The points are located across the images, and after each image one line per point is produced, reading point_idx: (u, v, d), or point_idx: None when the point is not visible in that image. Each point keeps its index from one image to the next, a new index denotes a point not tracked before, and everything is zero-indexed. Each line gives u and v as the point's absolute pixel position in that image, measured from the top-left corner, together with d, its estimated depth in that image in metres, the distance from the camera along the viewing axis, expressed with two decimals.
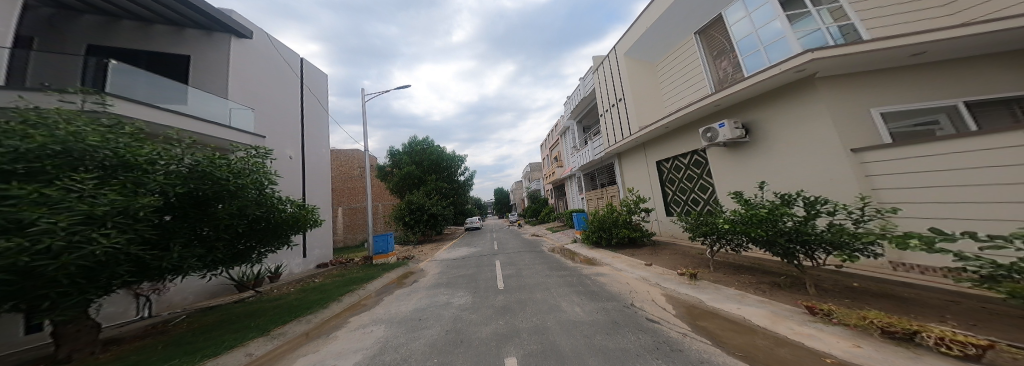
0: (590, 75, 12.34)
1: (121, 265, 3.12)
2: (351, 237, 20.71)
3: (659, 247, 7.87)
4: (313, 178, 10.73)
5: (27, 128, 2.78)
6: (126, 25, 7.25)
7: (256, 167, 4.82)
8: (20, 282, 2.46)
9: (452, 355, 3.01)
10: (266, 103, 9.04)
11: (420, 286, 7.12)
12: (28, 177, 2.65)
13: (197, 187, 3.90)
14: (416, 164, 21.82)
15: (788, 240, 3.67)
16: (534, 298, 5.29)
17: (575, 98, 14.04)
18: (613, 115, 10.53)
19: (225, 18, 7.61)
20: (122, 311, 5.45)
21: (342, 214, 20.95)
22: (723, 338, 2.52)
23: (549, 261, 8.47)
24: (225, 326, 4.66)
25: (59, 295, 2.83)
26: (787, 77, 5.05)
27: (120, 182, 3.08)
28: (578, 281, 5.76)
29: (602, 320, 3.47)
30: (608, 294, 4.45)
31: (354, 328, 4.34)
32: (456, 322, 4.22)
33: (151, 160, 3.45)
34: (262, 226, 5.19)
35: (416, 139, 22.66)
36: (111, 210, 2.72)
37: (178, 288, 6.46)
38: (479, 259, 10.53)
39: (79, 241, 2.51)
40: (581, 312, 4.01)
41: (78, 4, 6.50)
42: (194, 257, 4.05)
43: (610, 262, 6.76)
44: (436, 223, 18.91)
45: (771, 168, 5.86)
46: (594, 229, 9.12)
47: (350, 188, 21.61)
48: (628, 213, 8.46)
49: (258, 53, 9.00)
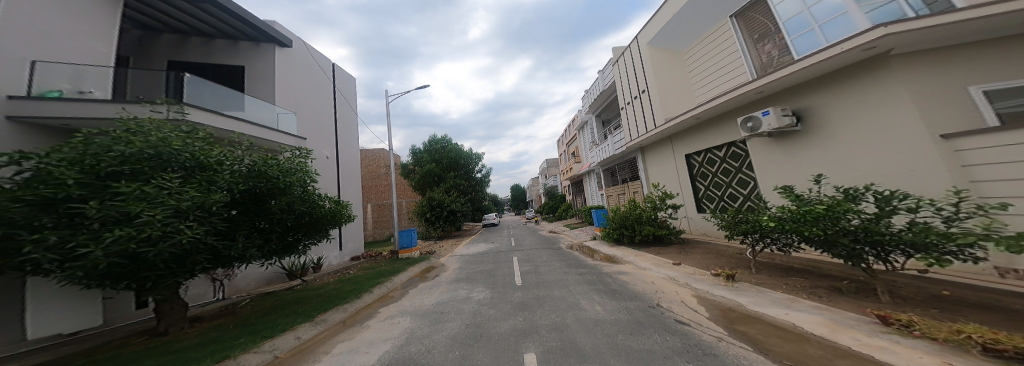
0: (609, 67, 11.92)
1: (199, 254, 3.46)
2: (379, 232, 21.64)
3: (687, 245, 7.52)
4: (346, 176, 11.27)
5: (129, 135, 3.30)
6: (195, 41, 8.01)
7: (300, 167, 5.08)
8: (131, 265, 2.96)
9: (474, 348, 3.06)
10: (307, 107, 9.59)
11: (441, 280, 7.28)
12: (131, 177, 3.15)
13: (255, 185, 4.25)
14: (435, 162, 22.33)
15: (853, 241, 3.32)
16: (553, 295, 5.25)
17: (593, 92, 13.65)
18: (634, 109, 10.25)
19: (272, 31, 8.09)
20: (202, 293, 6.21)
21: (371, 211, 21.89)
22: (766, 345, 2.35)
23: (568, 259, 8.37)
24: (278, 310, 5.04)
25: (157, 277, 3.27)
26: (851, 57, 4.58)
27: (197, 180, 3.50)
28: (599, 280, 5.63)
29: (625, 320, 3.36)
30: (634, 293, 4.31)
31: (384, 318, 4.52)
32: (475, 316, 4.28)
33: (219, 161, 3.84)
34: (307, 220, 5.47)
35: (435, 137, 23.18)
36: (193, 205, 3.11)
37: (244, 274, 7.09)
38: (497, 255, 10.60)
39: (171, 231, 2.93)
40: (603, 311, 3.92)
41: (157, 24, 7.33)
42: (255, 248, 4.38)
43: (634, 260, 6.56)
44: (455, 219, 19.33)
45: (831, 159, 5.35)
46: (615, 227, 8.90)
47: (377, 186, 22.66)
48: (653, 209, 8.06)
49: (298, 60, 9.50)
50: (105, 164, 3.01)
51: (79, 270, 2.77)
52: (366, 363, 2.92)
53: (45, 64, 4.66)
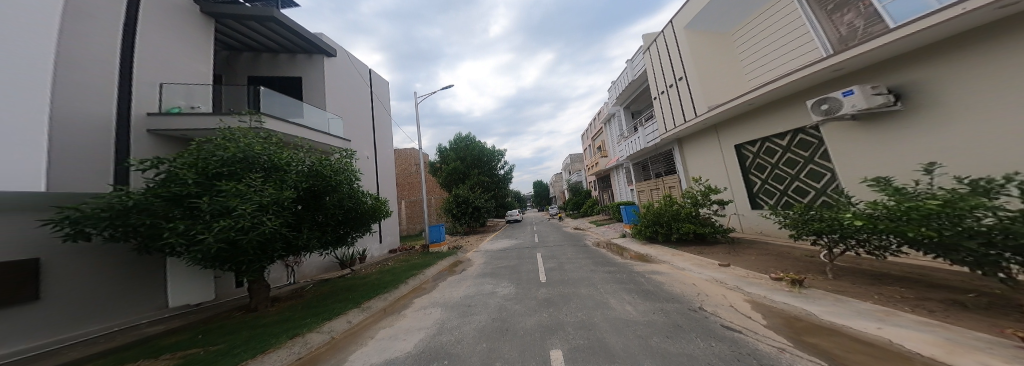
0: (639, 56, 11.34)
1: (276, 242, 4.14)
2: (410, 228, 22.68)
3: (731, 243, 7.00)
4: (383, 175, 11.90)
5: (225, 142, 4.07)
6: (265, 57, 9.05)
7: (348, 166, 5.49)
8: (232, 250, 3.76)
9: (501, 341, 3.07)
10: (349, 111, 10.26)
11: (468, 275, 7.41)
12: (229, 176, 3.92)
13: (314, 184, 4.78)
14: (460, 160, 22.79)
15: (980, 244, 2.59)
16: (579, 293, 5.13)
17: (621, 83, 13.10)
18: (670, 99, 9.67)
19: (318, 40, 8.78)
20: (279, 276, 7.20)
21: (404, 207, 23.00)
22: (838, 357, 2.07)
23: (595, 256, 8.17)
24: (332, 297, 5.54)
25: (250, 260, 4.10)
26: (960, 24, 3.77)
27: (273, 179, 4.19)
28: (629, 278, 5.43)
29: (660, 323, 3.18)
30: (671, 294, 4.03)
31: (418, 308, 4.72)
32: (501, 311, 4.30)
33: (287, 162, 4.45)
34: (354, 216, 5.82)
35: (460, 135, 23.62)
36: (271, 200, 3.80)
37: (308, 262, 8.04)
38: (521, 251, 10.63)
39: (257, 223, 3.61)
40: (635, 312, 3.72)
41: (238, 44, 8.47)
42: (315, 239, 4.98)
43: (670, 259, 6.24)
44: (479, 215, 19.76)
45: (931, 144, 4.47)
46: (648, 224, 8.49)
47: (408, 183, 23.73)
48: (694, 206, 7.52)
49: (341, 67, 10.20)
50: (212, 165, 3.78)
51: (200, 253, 3.58)
52: (404, 349, 3.10)
53: (168, 86, 5.81)
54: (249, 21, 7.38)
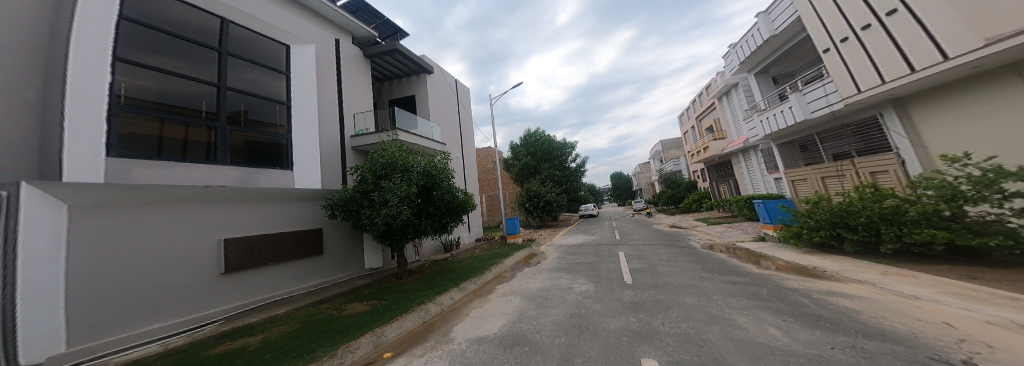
0: (777, 11, 8.90)
1: (410, 226, 5.49)
2: (488, 220, 24.11)
3: (930, 256, 4.90)
4: (469, 171, 12.96)
5: (381, 153, 5.64)
6: (393, 83, 11.18)
7: (449, 166, 6.30)
8: (388, 230, 5.35)
9: (581, 338, 3.19)
10: (443, 118, 11.64)
11: (543, 267, 7.35)
12: (383, 177, 5.47)
13: (430, 181, 5.77)
14: (531, 155, 22.80)
15: None
16: (681, 301, 4.31)
17: (745, 51, 10.53)
18: (844, 55, 7.21)
19: (423, 61, 10.12)
20: (411, 254, 8.80)
21: (483, 201, 24.61)
22: None
23: (703, 260, 6.78)
24: (437, 276, 6.50)
25: (399, 238, 5.65)
26: None
27: (405, 178, 5.46)
28: (765, 295, 4.24)
29: (846, 361, 2.23)
30: (878, 330, 2.71)
31: (501, 294, 5.29)
32: (579, 307, 4.35)
33: (411, 165, 5.63)
34: (458, 209, 6.50)
35: (530, 131, 23.66)
36: (405, 195, 5.09)
37: (427, 244, 9.57)
38: (599, 248, 9.87)
39: (397, 211, 4.98)
40: (791, 341, 2.70)
41: (378, 76, 10.74)
42: (433, 227, 6.02)
43: (843, 274, 4.62)
44: (552, 209, 19.54)
45: None
46: (827, 225, 6.24)
47: (486, 179, 25.20)
48: (948, 204, 4.77)
49: (437, 81, 11.64)
50: (374, 169, 5.44)
51: (376, 231, 5.31)
52: (491, 330, 3.69)
53: (357, 115, 8.20)
54: (385, 56, 9.22)
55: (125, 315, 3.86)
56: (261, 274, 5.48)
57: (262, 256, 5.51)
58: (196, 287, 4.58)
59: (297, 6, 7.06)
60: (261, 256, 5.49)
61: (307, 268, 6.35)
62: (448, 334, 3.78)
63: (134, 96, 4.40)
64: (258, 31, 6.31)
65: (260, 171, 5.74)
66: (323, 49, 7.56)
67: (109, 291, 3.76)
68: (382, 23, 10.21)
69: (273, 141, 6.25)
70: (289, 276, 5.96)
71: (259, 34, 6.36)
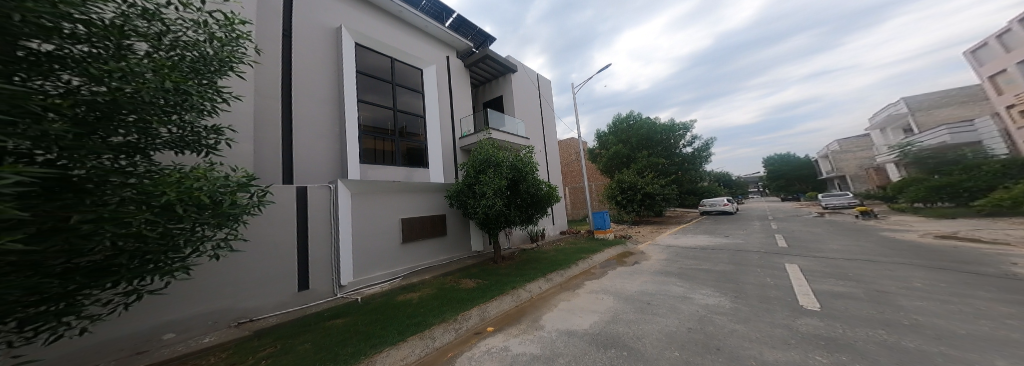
0: None
1: (504, 216, 5.82)
2: (574, 213, 22.51)
3: None
4: (554, 163, 12.68)
5: (477, 151, 6.07)
6: (482, 87, 12.03)
7: (534, 160, 6.19)
8: (487, 219, 5.85)
9: (704, 357, 2.64)
10: (528, 114, 11.79)
11: (642, 269, 6.36)
12: (479, 171, 5.93)
13: (517, 174, 5.87)
14: (623, 143, 20.07)
15: None
16: (912, 346, 2.63)
17: None
18: None
19: (507, 62, 10.47)
20: (503, 241, 9.35)
21: (568, 193, 23.20)
22: None
23: (944, 295, 4.02)
24: (530, 264, 6.71)
25: (495, 227, 6.07)
26: None
27: (496, 172, 5.75)
28: None
29: None
30: None
31: (591, 291, 5.03)
32: (703, 322, 3.50)
33: (501, 159, 5.82)
34: (545, 202, 6.36)
35: (620, 115, 20.87)
36: (497, 187, 5.45)
37: (517, 233, 9.94)
38: (737, 255, 7.43)
39: (491, 202, 5.44)
40: None
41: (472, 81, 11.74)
42: (522, 218, 6.15)
43: None
44: (652, 204, 16.51)
45: None
46: None
47: (572, 171, 23.72)
48: None
49: (523, 79, 11.90)
50: (471, 166, 5.96)
51: (477, 220, 5.91)
52: (581, 325, 3.55)
53: (464, 118, 9.27)
54: (478, 63, 10.02)
55: (371, 262, 6.13)
56: (420, 247, 7.21)
57: (418, 232, 7.17)
58: (391, 251, 6.56)
59: (420, 33, 8.43)
60: (421, 233, 7.22)
61: (443, 245, 7.80)
62: (538, 321, 3.87)
63: (365, 124, 6.76)
64: (405, 61, 7.99)
65: (413, 171, 7.34)
66: (437, 64, 8.77)
67: (365, 246, 6.05)
68: (477, 34, 11.01)
69: (422, 147, 7.86)
70: (433, 250, 7.52)
71: (408, 65, 8.07)
